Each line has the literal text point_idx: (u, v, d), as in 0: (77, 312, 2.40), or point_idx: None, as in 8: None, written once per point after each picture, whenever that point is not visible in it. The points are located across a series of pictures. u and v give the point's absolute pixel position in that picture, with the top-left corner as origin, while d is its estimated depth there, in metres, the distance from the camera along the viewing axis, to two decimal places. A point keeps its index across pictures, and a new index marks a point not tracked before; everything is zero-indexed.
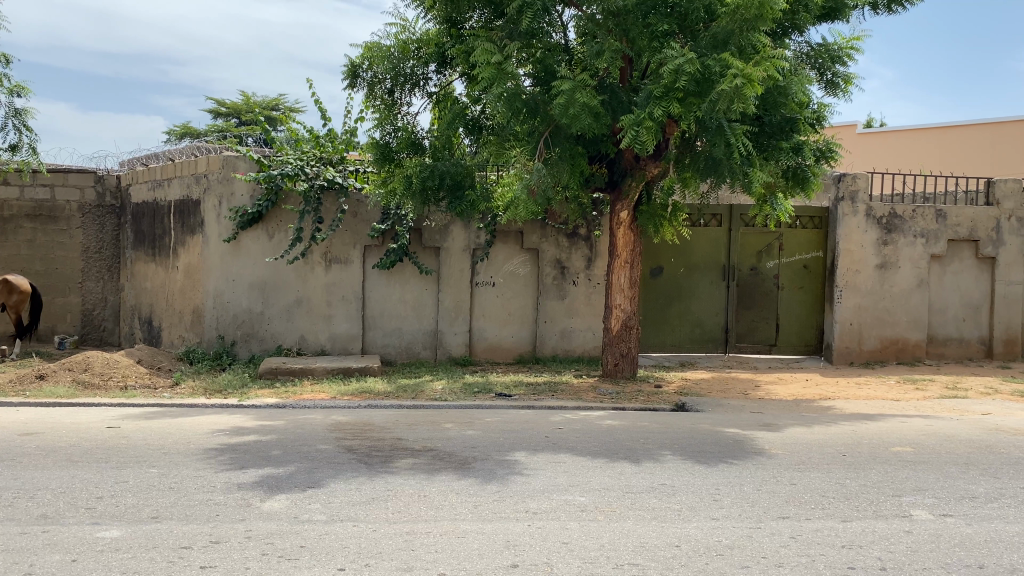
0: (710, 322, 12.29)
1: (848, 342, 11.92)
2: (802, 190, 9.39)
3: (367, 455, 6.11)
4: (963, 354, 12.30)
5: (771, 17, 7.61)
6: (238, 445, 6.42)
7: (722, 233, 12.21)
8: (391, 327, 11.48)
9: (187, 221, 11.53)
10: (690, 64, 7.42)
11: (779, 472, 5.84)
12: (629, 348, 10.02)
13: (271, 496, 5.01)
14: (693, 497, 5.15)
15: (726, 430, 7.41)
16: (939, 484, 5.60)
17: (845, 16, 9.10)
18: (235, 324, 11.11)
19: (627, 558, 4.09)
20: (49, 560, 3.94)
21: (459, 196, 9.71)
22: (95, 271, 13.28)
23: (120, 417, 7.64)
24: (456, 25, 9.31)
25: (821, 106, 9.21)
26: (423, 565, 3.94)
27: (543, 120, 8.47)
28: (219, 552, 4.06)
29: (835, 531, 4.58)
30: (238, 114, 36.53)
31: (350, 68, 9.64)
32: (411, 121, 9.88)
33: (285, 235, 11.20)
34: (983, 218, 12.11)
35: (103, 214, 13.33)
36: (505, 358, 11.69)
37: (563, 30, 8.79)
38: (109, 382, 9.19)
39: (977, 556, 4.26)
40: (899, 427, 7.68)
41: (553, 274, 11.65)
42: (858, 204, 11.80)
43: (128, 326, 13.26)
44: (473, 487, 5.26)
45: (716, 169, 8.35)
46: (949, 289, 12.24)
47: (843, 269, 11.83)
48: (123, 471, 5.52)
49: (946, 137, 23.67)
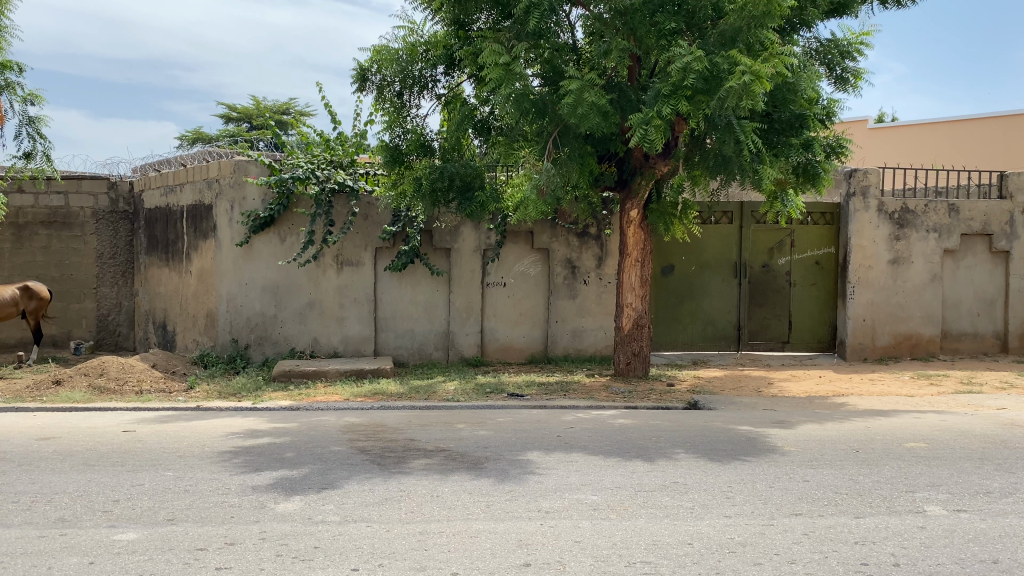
0: (722, 321, 12.25)
1: (861, 338, 11.87)
2: (813, 186, 9.32)
3: (380, 456, 6.14)
4: (978, 348, 12.21)
5: (779, 13, 7.59)
6: (251, 448, 6.47)
7: (733, 231, 12.18)
8: (403, 328, 11.52)
9: (200, 225, 11.57)
10: (698, 62, 7.40)
11: (792, 469, 5.83)
12: (641, 347, 10.01)
13: (286, 497, 5.05)
14: (705, 495, 5.15)
15: (739, 427, 7.41)
16: (954, 480, 5.58)
17: (854, 11, 9.05)
18: (249, 327, 11.14)
19: (639, 556, 4.10)
20: (67, 563, 3.98)
21: (469, 197, 9.71)
22: (110, 276, 13.38)
23: (135, 421, 7.71)
24: (464, 26, 9.33)
25: (831, 102, 9.19)
26: (436, 565, 3.96)
27: (552, 120, 8.49)
28: (234, 554, 4.09)
29: (849, 527, 4.58)
30: (249, 120, 36.60)
31: (359, 71, 9.68)
32: (419, 123, 9.91)
33: (297, 239, 11.25)
34: (996, 212, 12.02)
35: (116, 220, 13.45)
36: (517, 359, 11.70)
37: (570, 30, 8.84)
38: (125, 386, 9.26)
39: (992, 551, 4.24)
40: (914, 423, 7.65)
41: (564, 273, 11.67)
42: (869, 199, 11.77)
43: (142, 331, 13.40)
44: (486, 487, 5.29)
45: (726, 166, 8.31)
46: (963, 284, 12.16)
47: (856, 266, 11.79)
48: (139, 475, 5.58)
49: (958, 132, 23.47)
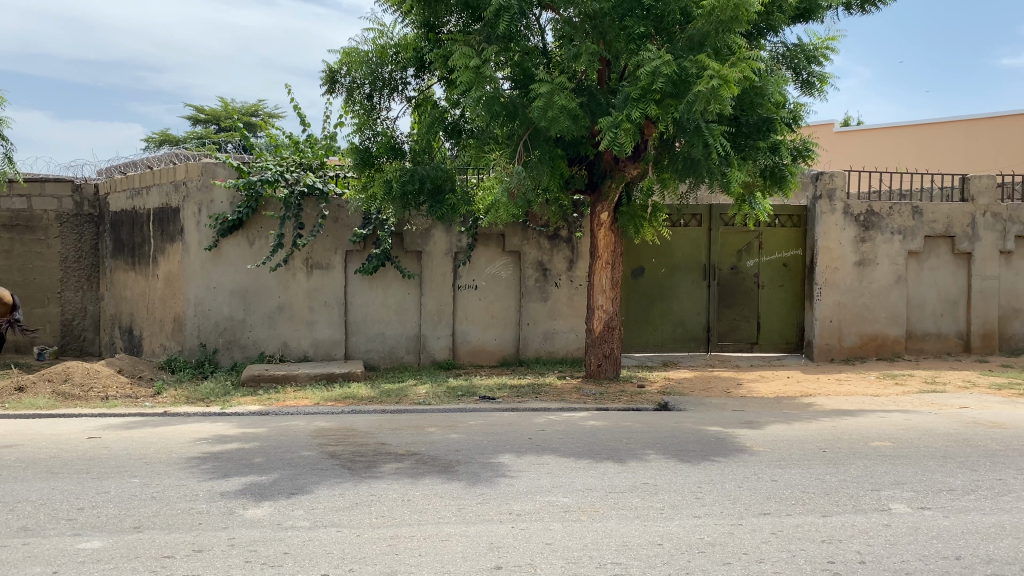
0: (691, 322, 12.35)
1: (828, 339, 12.03)
2: (780, 189, 9.45)
3: (350, 460, 6.10)
4: (941, 348, 12.44)
5: (747, 18, 7.66)
6: (220, 453, 6.40)
7: (702, 233, 12.29)
8: (374, 332, 11.48)
9: (167, 228, 11.43)
10: (667, 66, 7.48)
11: (760, 469, 5.89)
12: (612, 349, 10.06)
13: (255, 503, 5.00)
14: (675, 495, 5.19)
15: (708, 428, 7.47)
16: (918, 478, 5.68)
17: (819, 17, 9.18)
18: (217, 332, 11.01)
19: (609, 557, 4.12)
20: (29, 573, 3.91)
21: (440, 200, 9.77)
22: (74, 280, 13.18)
23: (101, 427, 7.59)
24: (434, 29, 9.28)
25: (797, 106, 9.30)
26: (407, 569, 3.95)
27: (522, 123, 8.52)
28: (202, 561, 4.05)
29: (815, 526, 4.63)
30: (218, 121, 36.13)
31: (328, 73, 9.64)
32: (390, 126, 9.90)
33: (266, 242, 11.16)
34: (958, 214, 12.24)
35: (81, 223, 13.24)
36: (489, 361, 11.72)
37: (540, 34, 8.87)
38: (90, 392, 9.12)
39: (955, 548, 4.33)
40: (879, 422, 7.77)
41: (535, 276, 11.69)
42: (835, 202, 11.93)
43: (108, 336, 13.18)
44: (458, 490, 5.28)
45: (694, 169, 8.42)
46: (927, 285, 12.37)
47: (822, 267, 11.95)
48: (104, 482, 5.50)
49: (921, 135, 23.93)
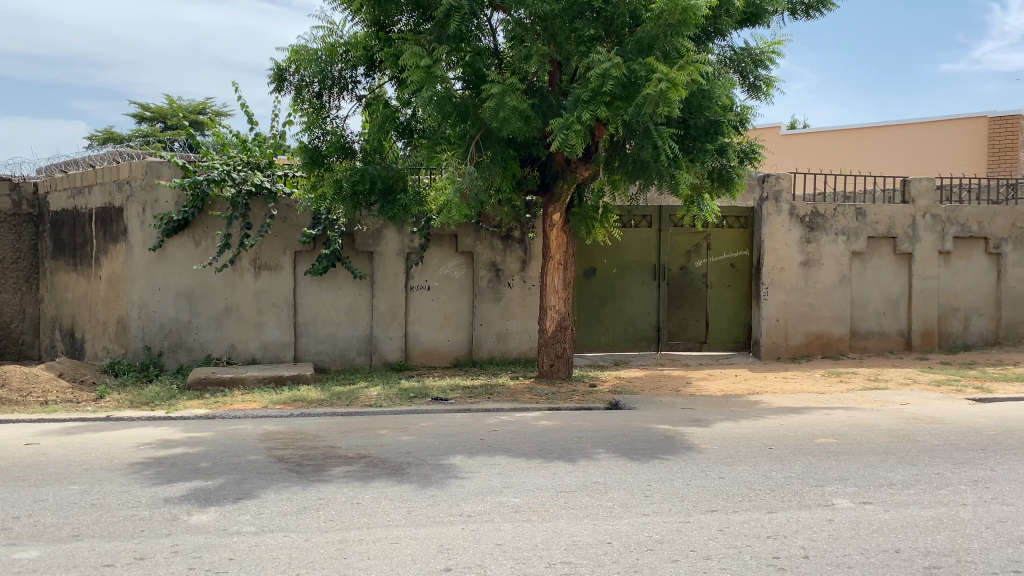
0: (642, 322, 12.47)
1: (776, 338, 12.24)
2: (728, 190, 9.63)
3: (298, 464, 6.02)
4: (884, 346, 12.75)
5: (694, 22, 7.75)
6: (164, 458, 6.26)
7: (652, 233, 12.42)
8: (324, 333, 11.35)
9: (109, 229, 11.15)
10: (616, 68, 7.56)
11: (708, 466, 5.97)
12: (564, 349, 10.10)
13: (200, 509, 4.90)
14: (624, 493, 5.24)
15: (658, 427, 7.55)
16: (860, 473, 5.81)
17: (765, 21, 9.34)
18: (162, 334, 10.78)
19: (559, 557, 4.13)
20: None
21: (391, 200, 9.71)
22: (12, 282, 12.78)
23: (39, 433, 7.36)
24: (384, 28, 9.20)
25: (744, 109, 9.46)
26: (355, 573, 3.91)
27: (474, 124, 8.49)
28: (144, 569, 3.95)
29: (761, 522, 4.71)
30: (164, 120, 35.41)
31: (276, 71, 9.50)
32: (339, 125, 9.80)
33: (212, 242, 10.96)
34: (899, 216, 12.58)
35: (19, 223, 12.87)
36: (441, 363, 11.68)
37: (491, 35, 8.86)
38: (28, 397, 8.84)
39: (895, 541, 4.44)
40: (823, 419, 7.93)
41: (487, 276, 11.68)
42: (781, 204, 12.15)
43: (48, 339, 12.80)
44: (408, 493, 5.24)
45: (644, 171, 8.51)
46: (870, 284, 12.67)
47: (769, 268, 12.15)
48: (41, 490, 5.33)
49: (865, 139, 24.55)
